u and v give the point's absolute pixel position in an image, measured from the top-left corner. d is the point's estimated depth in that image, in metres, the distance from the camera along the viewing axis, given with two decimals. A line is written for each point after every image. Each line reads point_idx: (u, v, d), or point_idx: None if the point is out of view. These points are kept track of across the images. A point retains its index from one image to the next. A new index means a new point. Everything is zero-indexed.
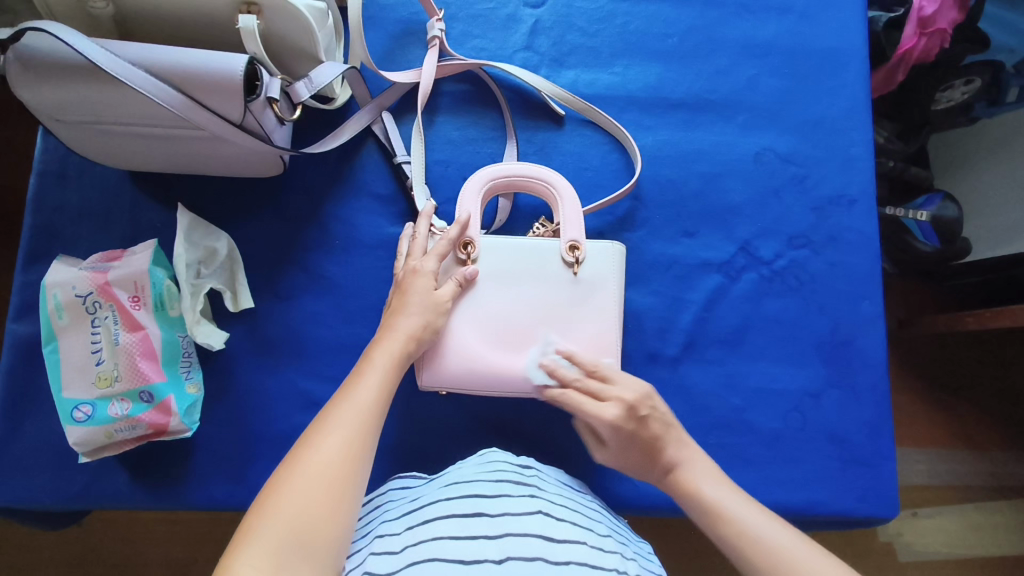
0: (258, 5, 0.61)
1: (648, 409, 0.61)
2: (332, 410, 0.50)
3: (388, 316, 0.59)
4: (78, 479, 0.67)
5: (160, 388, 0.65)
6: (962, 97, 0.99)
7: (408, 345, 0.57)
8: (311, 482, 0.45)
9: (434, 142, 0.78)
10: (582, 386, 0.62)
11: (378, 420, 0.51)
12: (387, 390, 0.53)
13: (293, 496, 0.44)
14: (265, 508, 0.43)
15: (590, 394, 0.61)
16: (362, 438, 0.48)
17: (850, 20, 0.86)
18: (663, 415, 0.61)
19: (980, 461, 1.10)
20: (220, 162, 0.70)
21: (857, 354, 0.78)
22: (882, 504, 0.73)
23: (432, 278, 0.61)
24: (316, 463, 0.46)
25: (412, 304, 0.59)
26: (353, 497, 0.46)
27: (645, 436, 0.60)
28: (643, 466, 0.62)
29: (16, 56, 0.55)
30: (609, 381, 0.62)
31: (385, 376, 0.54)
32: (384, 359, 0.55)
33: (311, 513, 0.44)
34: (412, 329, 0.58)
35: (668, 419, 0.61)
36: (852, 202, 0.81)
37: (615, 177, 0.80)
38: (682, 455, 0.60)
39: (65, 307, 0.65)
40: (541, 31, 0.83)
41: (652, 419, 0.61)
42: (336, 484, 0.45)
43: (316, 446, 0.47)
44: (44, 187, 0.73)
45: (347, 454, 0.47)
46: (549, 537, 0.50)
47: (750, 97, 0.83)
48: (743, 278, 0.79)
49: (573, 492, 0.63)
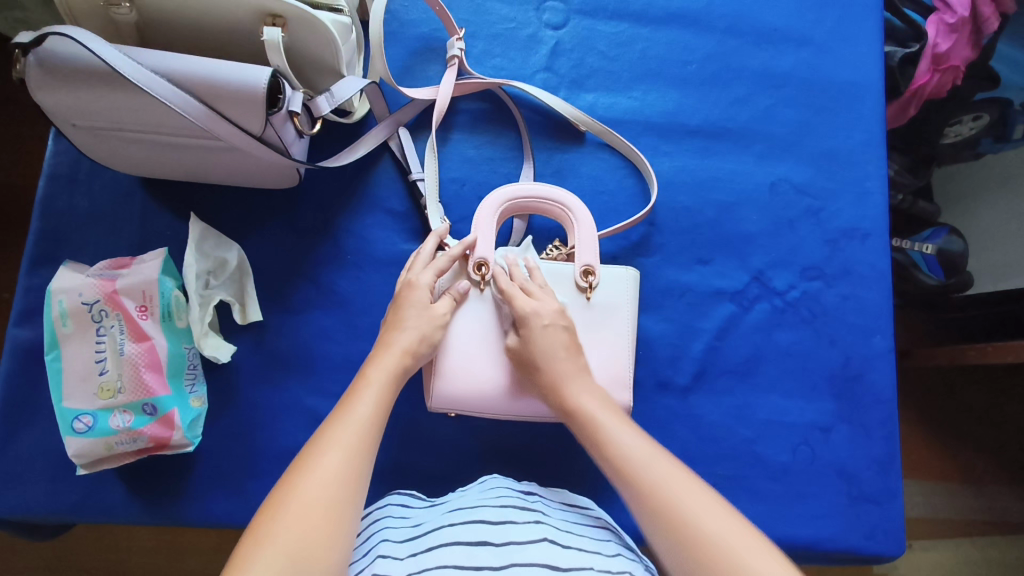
0: (283, 17, 0.60)
1: (551, 323, 0.60)
2: (328, 430, 0.49)
3: (386, 329, 0.59)
4: (75, 490, 0.66)
5: (164, 401, 0.64)
6: (969, 132, 0.99)
7: (404, 361, 0.57)
8: (310, 505, 0.43)
9: (450, 159, 0.78)
10: (524, 285, 0.63)
11: (374, 441, 0.50)
12: (383, 409, 0.52)
13: (292, 520, 0.42)
14: (261, 534, 0.41)
15: (524, 294, 0.62)
16: (359, 459, 0.48)
17: (868, 54, 0.86)
18: (572, 334, 0.61)
19: (978, 495, 1.10)
20: (235, 172, 0.69)
21: (867, 389, 0.77)
22: (889, 541, 0.73)
23: (429, 292, 0.61)
24: (313, 486, 0.44)
25: (407, 318, 0.59)
26: (351, 521, 0.45)
27: (547, 341, 0.59)
28: (531, 376, 0.60)
29: (37, 59, 0.54)
30: (546, 293, 0.63)
31: (381, 394, 0.53)
32: (378, 375, 0.54)
33: (309, 538, 0.42)
34: (409, 343, 0.58)
35: (575, 341, 0.61)
36: (866, 236, 0.81)
37: (630, 203, 0.79)
38: (575, 375, 0.59)
39: (70, 314, 0.63)
40: (561, 53, 0.83)
41: (561, 331, 0.60)
42: (336, 508, 0.44)
43: (312, 467, 0.46)
44: (54, 190, 0.72)
45: (345, 476, 0.46)
46: (555, 566, 0.48)
47: (767, 128, 0.83)
48: (755, 308, 0.78)
49: (575, 514, 0.61)
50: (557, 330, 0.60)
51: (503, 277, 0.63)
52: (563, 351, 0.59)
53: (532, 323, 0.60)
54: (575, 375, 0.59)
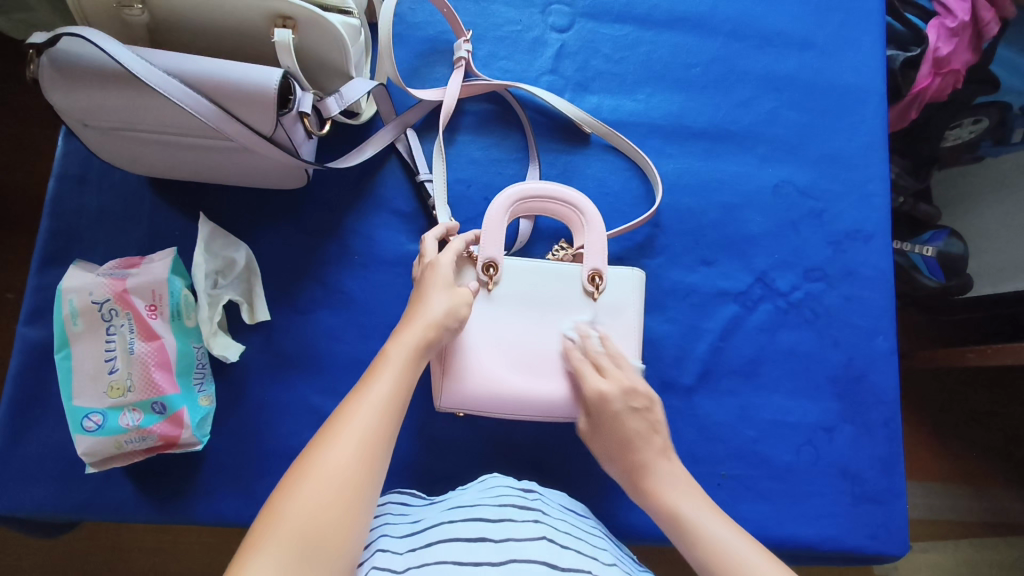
0: (294, 19, 0.60)
1: (623, 407, 0.60)
2: (346, 408, 0.49)
3: (410, 308, 0.59)
4: (83, 488, 0.66)
5: (173, 400, 0.64)
6: (969, 136, 1.00)
7: (428, 334, 0.56)
8: (323, 485, 0.44)
9: (456, 160, 0.78)
10: (594, 360, 0.63)
11: (392, 423, 0.49)
12: (404, 386, 0.52)
13: (303, 502, 0.42)
14: (273, 514, 0.42)
15: (596, 369, 0.63)
16: (377, 438, 0.47)
17: (871, 57, 0.87)
18: (656, 417, 0.61)
19: (978, 496, 1.10)
20: (244, 173, 0.70)
21: (870, 389, 0.78)
22: (892, 541, 0.73)
23: (449, 271, 0.61)
24: (325, 468, 0.44)
25: (432, 296, 0.58)
26: (364, 501, 0.45)
27: (625, 427, 0.60)
28: (610, 456, 0.61)
29: (50, 60, 0.54)
30: (621, 365, 0.63)
31: (403, 371, 0.52)
32: (399, 353, 0.53)
33: (321, 519, 0.42)
34: (436, 316, 0.57)
35: (657, 422, 0.61)
36: (869, 237, 0.82)
37: (635, 205, 0.80)
38: (656, 464, 0.59)
39: (80, 313, 0.64)
40: (566, 56, 0.83)
41: (639, 416, 0.60)
42: (349, 490, 0.44)
43: (327, 449, 0.46)
44: (63, 190, 0.72)
45: (360, 459, 0.46)
46: (553, 564, 0.47)
47: (770, 130, 0.84)
48: (759, 309, 0.79)
49: (575, 517, 0.61)
50: (634, 415, 0.60)
51: (574, 352, 0.64)
52: (639, 439, 0.59)
53: (605, 409, 0.61)
54: (655, 463, 0.59)
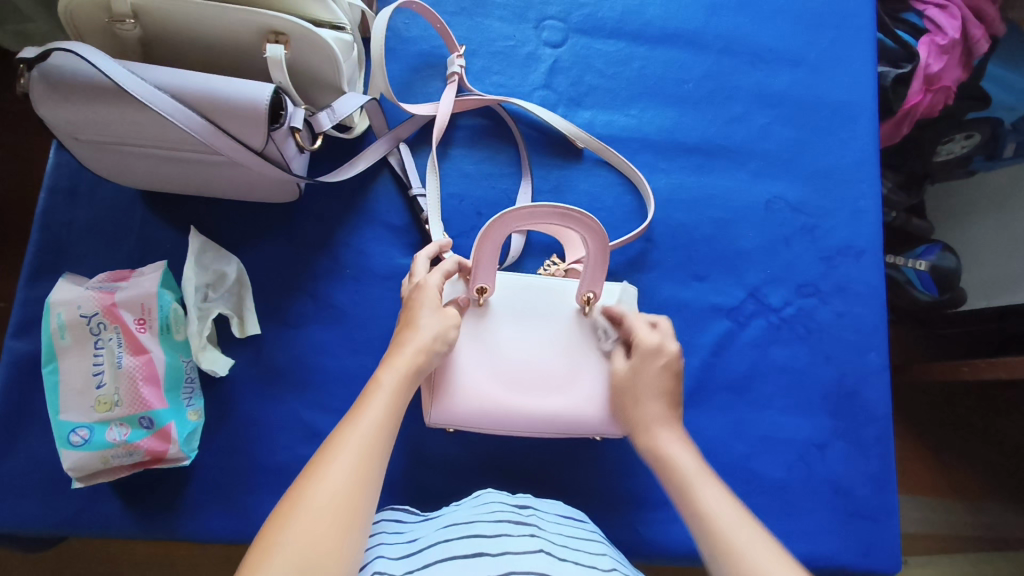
0: (286, 35, 0.61)
1: (643, 364, 0.59)
2: (339, 434, 0.49)
3: (400, 331, 0.58)
4: (69, 504, 0.65)
5: (161, 415, 0.63)
6: (962, 150, 1.00)
7: (417, 359, 0.55)
8: (317, 510, 0.43)
9: (449, 174, 0.78)
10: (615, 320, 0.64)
11: (385, 446, 0.49)
12: (395, 413, 0.52)
13: (298, 529, 0.42)
14: (269, 541, 0.41)
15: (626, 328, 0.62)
16: (369, 464, 0.47)
17: (862, 74, 0.88)
18: (676, 384, 0.58)
19: (973, 512, 1.10)
20: (237, 187, 0.70)
21: (862, 406, 0.78)
22: (884, 559, 0.73)
23: (438, 291, 0.60)
24: (320, 492, 0.44)
25: (421, 318, 0.58)
26: (360, 527, 0.45)
27: (640, 378, 0.59)
28: (622, 408, 0.60)
29: (41, 74, 0.54)
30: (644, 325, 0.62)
31: (392, 397, 0.52)
32: (391, 378, 0.53)
33: (317, 545, 0.42)
34: (425, 340, 0.57)
35: (675, 386, 0.58)
36: (860, 253, 0.82)
37: (627, 220, 0.80)
38: (660, 412, 0.57)
39: (68, 327, 0.64)
40: (559, 71, 0.84)
41: (648, 372, 0.59)
42: (343, 514, 0.44)
43: (322, 475, 0.45)
44: (54, 203, 0.72)
45: (354, 483, 0.45)
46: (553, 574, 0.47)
47: (762, 146, 0.84)
48: (751, 324, 0.79)
49: (573, 523, 0.61)
50: (652, 368, 0.59)
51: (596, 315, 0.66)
52: (654, 398, 0.58)
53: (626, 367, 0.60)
54: (647, 408, 0.57)
